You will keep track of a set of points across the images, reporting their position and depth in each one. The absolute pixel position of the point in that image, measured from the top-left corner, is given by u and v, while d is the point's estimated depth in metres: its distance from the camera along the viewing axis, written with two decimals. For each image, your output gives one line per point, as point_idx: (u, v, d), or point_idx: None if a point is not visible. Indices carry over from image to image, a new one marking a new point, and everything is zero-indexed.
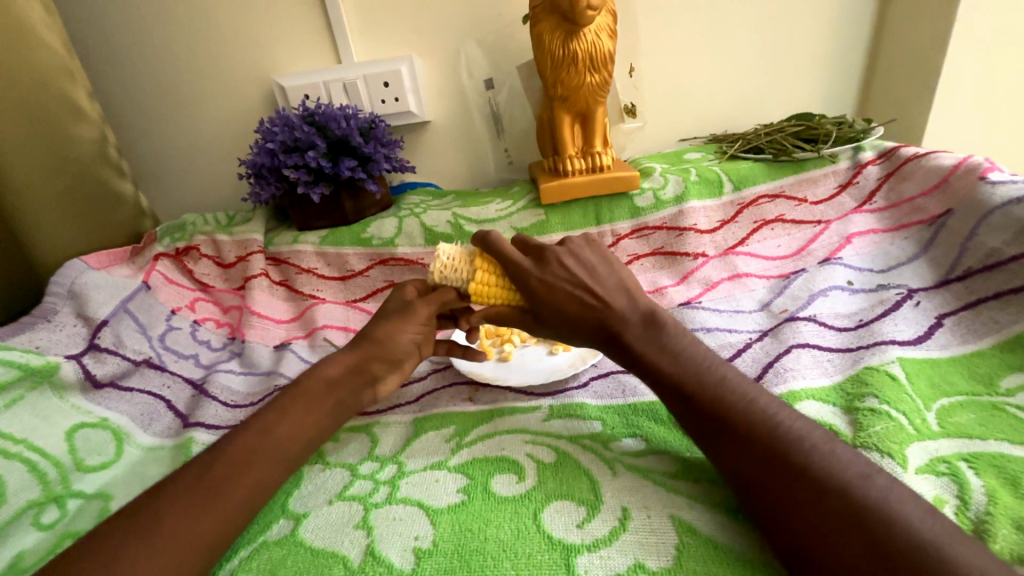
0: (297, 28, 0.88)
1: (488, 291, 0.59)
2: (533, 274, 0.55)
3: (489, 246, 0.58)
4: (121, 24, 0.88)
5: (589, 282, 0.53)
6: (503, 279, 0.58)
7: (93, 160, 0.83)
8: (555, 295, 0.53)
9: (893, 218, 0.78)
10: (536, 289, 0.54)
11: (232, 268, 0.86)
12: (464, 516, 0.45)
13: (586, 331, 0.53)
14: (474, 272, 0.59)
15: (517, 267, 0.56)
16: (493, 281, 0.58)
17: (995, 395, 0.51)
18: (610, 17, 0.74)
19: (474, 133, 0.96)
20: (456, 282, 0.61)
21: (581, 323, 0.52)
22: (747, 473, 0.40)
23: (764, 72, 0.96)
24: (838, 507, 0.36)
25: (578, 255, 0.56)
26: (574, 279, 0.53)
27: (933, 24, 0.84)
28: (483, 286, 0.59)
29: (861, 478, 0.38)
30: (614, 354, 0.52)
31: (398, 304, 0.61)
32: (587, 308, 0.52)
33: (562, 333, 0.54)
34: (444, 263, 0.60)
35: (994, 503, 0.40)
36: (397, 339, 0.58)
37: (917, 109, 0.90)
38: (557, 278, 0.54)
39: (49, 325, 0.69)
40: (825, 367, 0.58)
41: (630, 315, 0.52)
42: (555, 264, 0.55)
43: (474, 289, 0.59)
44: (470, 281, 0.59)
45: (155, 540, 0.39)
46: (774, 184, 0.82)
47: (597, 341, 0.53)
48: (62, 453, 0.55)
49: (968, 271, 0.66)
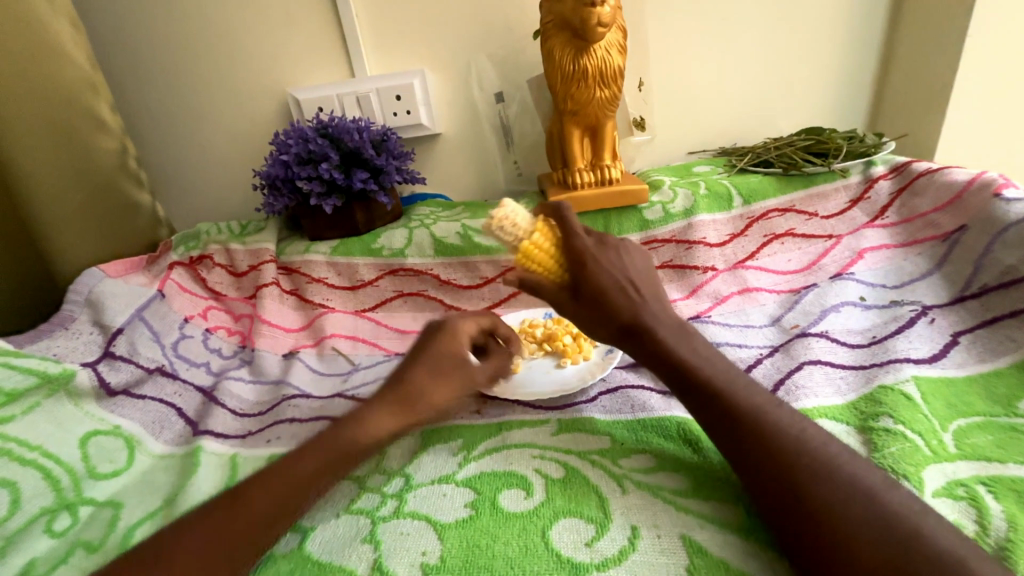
0: (312, 43, 0.90)
1: (537, 256, 0.58)
2: (588, 256, 0.55)
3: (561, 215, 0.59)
4: (143, 39, 0.91)
5: (636, 277, 0.55)
6: (556, 256, 0.58)
7: (114, 171, 0.87)
8: (601, 282, 0.54)
9: (905, 234, 0.77)
10: (584, 274, 0.55)
11: (244, 277, 0.87)
12: (472, 532, 0.45)
13: (618, 321, 0.54)
14: (531, 233, 0.58)
15: (575, 247, 0.56)
16: (547, 249, 0.58)
17: (1014, 416, 0.50)
18: (620, 33, 0.75)
19: (484, 145, 0.97)
20: (510, 238, 0.58)
21: (614, 315, 0.54)
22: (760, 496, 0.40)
23: (773, 85, 0.96)
24: (850, 532, 0.36)
25: (632, 255, 0.57)
26: (618, 275, 0.55)
27: (945, 39, 0.84)
28: (536, 252, 0.58)
29: (877, 500, 0.37)
30: (632, 351, 0.54)
31: (448, 355, 0.55)
32: (626, 301, 0.54)
33: (591, 322, 0.56)
34: (504, 215, 0.58)
35: (1015, 530, 0.39)
36: (432, 400, 0.52)
37: (928, 125, 0.90)
38: (606, 267, 0.55)
39: (66, 333, 0.71)
40: (839, 385, 0.57)
41: (663, 317, 0.53)
42: (608, 259, 0.56)
43: (525, 249, 0.58)
44: (524, 242, 0.58)
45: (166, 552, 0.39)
46: (783, 199, 0.82)
47: (621, 334, 0.54)
48: (75, 460, 0.56)
49: (984, 288, 0.65)
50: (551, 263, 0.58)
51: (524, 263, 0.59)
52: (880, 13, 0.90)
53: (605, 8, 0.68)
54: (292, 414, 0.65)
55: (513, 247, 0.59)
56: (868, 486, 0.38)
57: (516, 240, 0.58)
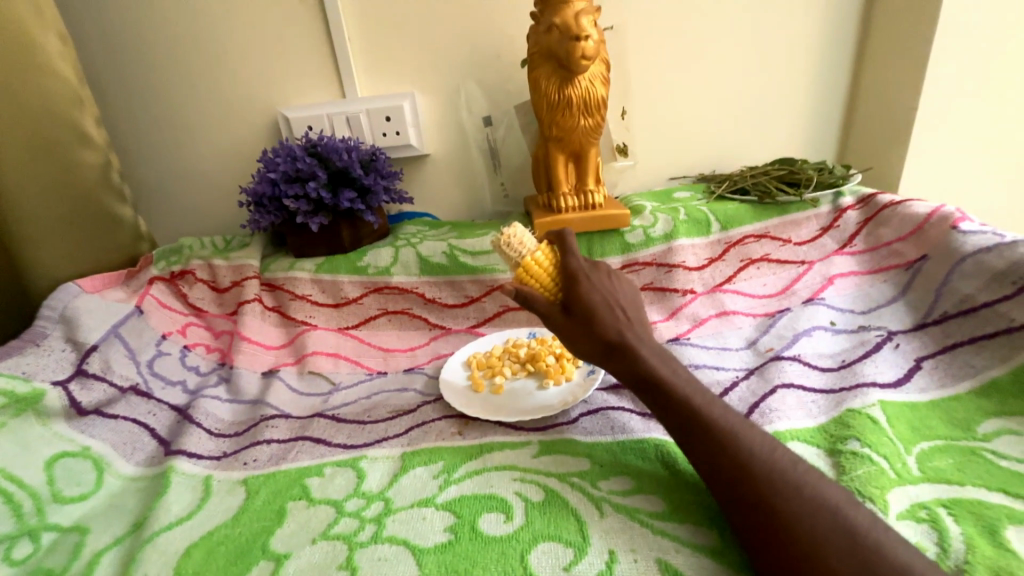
0: (304, 64, 0.92)
1: (535, 272, 0.61)
2: (582, 277, 0.59)
3: (562, 241, 0.63)
4: (134, 54, 0.91)
5: (623, 301, 0.59)
6: (553, 275, 0.62)
7: (96, 184, 0.85)
8: (590, 299, 0.57)
9: (872, 261, 0.81)
10: (577, 292, 0.58)
11: (226, 293, 0.86)
12: (451, 557, 0.45)
13: (604, 336, 0.55)
14: (534, 251, 0.62)
15: (571, 267, 0.60)
16: (546, 267, 0.62)
17: (973, 440, 0.53)
18: (603, 65, 0.78)
19: (472, 166, 1.00)
20: (512, 254, 0.62)
21: (600, 329, 0.56)
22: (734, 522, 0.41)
23: (749, 117, 1.01)
24: (815, 555, 0.37)
25: (621, 283, 0.61)
26: (608, 297, 0.58)
27: (905, 81, 0.90)
28: (535, 268, 0.61)
29: (842, 523, 0.38)
30: (615, 369, 0.55)
31: None
32: (613, 318, 0.56)
33: (575, 336, 0.57)
34: (512, 233, 0.63)
35: (972, 552, 0.41)
36: None
37: (891, 159, 0.95)
38: (598, 288, 0.58)
39: (37, 349, 0.68)
40: (810, 408, 0.59)
41: (647, 339, 0.55)
42: (598, 281, 0.59)
43: (525, 264, 0.61)
44: (524, 257, 0.62)
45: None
46: (759, 225, 0.85)
47: (605, 350, 0.55)
48: (39, 483, 0.54)
49: (944, 315, 0.68)
50: (547, 280, 0.62)
51: (522, 277, 0.62)
52: (846, 54, 0.97)
53: (589, 42, 0.72)
54: (271, 435, 0.64)
55: (515, 263, 0.63)
56: (832, 508, 0.39)
57: (518, 256, 0.62)
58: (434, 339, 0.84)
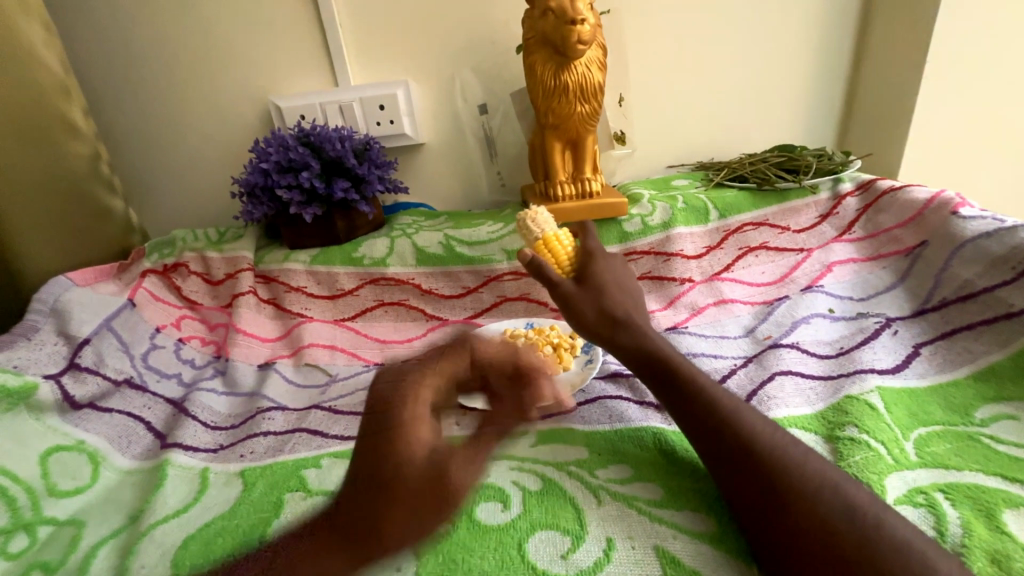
0: (295, 51, 0.90)
1: (553, 249, 0.65)
2: (598, 260, 0.64)
3: (583, 233, 0.69)
4: (121, 43, 0.89)
5: (632, 290, 0.63)
6: (568, 256, 0.65)
7: (86, 175, 0.85)
8: (603, 281, 0.61)
9: (871, 248, 0.81)
10: (592, 271, 0.62)
11: (220, 286, 0.85)
12: (447, 546, 0.44)
13: (613, 312, 0.58)
14: (556, 232, 0.67)
15: (589, 251, 0.65)
16: (564, 249, 0.65)
17: (971, 425, 0.53)
18: (600, 50, 0.77)
19: (467, 156, 0.98)
20: (534, 228, 0.67)
21: (610, 307, 0.58)
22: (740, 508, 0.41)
23: (747, 104, 1.00)
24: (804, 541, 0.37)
25: (629, 275, 0.65)
26: (620, 282, 0.62)
27: (905, 65, 0.89)
28: (555, 244, 0.65)
29: (840, 505, 0.38)
30: (615, 342, 0.57)
31: None
32: (622, 300, 0.60)
33: (583, 312, 0.59)
34: (538, 214, 0.69)
35: (969, 536, 0.41)
36: None
37: (891, 145, 0.94)
38: (610, 272, 0.63)
39: (28, 343, 0.67)
40: (808, 395, 0.58)
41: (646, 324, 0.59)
42: (610, 268, 0.63)
43: (546, 238, 0.66)
44: (547, 233, 0.66)
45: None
46: (757, 213, 0.84)
47: (612, 326, 0.57)
48: (34, 477, 0.54)
49: (943, 301, 0.68)
50: (563, 258, 0.64)
51: (542, 251, 0.65)
52: (846, 38, 0.95)
53: (585, 26, 0.70)
54: (268, 427, 0.64)
55: (535, 238, 0.67)
56: (826, 490, 0.39)
57: (539, 231, 0.67)
58: (430, 331, 0.83)
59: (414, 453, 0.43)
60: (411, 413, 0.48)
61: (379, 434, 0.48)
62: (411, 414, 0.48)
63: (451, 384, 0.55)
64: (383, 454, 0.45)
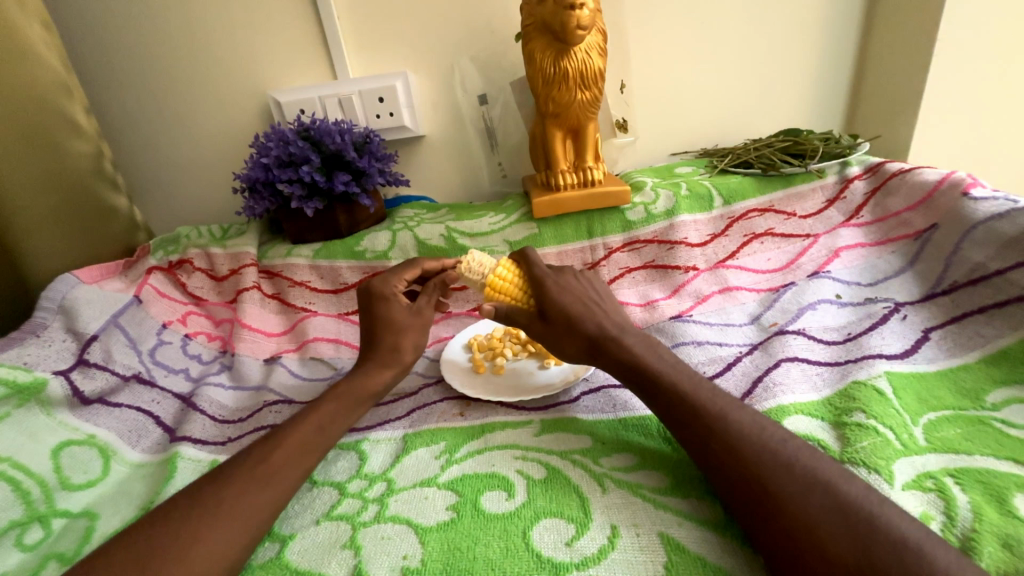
0: (293, 44, 0.89)
1: (504, 286, 0.64)
2: (550, 281, 0.61)
3: (523, 257, 0.66)
4: (120, 41, 0.89)
5: (594, 297, 0.61)
6: (520, 282, 0.65)
7: (89, 175, 0.85)
8: (563, 299, 0.59)
9: (879, 232, 0.79)
10: (549, 298, 0.60)
11: (224, 281, 0.86)
12: (453, 534, 0.45)
13: (584, 335, 0.57)
14: (497, 268, 0.65)
15: (537, 275, 0.62)
16: (511, 281, 0.64)
17: (982, 409, 0.52)
18: (600, 36, 0.76)
19: (468, 147, 0.98)
20: (477, 276, 0.65)
21: (580, 328, 0.57)
22: (750, 500, 0.40)
23: (752, 88, 0.98)
24: (808, 532, 0.37)
25: (590, 280, 0.64)
26: (579, 293, 0.61)
27: (915, 43, 0.86)
28: (501, 282, 0.64)
29: (832, 494, 0.38)
30: (603, 363, 0.56)
31: None
32: (590, 314, 0.58)
33: (559, 338, 0.59)
34: (470, 259, 0.65)
35: (980, 520, 0.40)
36: None
37: (900, 126, 0.92)
38: (567, 289, 0.61)
39: (37, 340, 0.68)
40: (814, 381, 0.58)
41: (627, 330, 0.58)
42: (568, 280, 0.62)
43: (491, 283, 0.64)
44: (489, 275, 0.65)
45: (174, 563, 0.39)
46: (763, 199, 0.83)
47: (588, 350, 0.57)
48: (46, 471, 0.55)
49: (954, 285, 0.67)
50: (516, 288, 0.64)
51: (492, 295, 0.65)
52: (854, 16, 0.92)
53: (584, 11, 0.69)
54: (274, 420, 0.64)
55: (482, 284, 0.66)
56: (822, 482, 0.39)
57: (483, 275, 0.65)
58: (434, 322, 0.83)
59: (402, 314, 0.63)
60: (392, 293, 0.64)
61: (365, 313, 0.64)
62: (391, 292, 0.64)
63: (411, 270, 0.68)
64: (373, 319, 0.62)
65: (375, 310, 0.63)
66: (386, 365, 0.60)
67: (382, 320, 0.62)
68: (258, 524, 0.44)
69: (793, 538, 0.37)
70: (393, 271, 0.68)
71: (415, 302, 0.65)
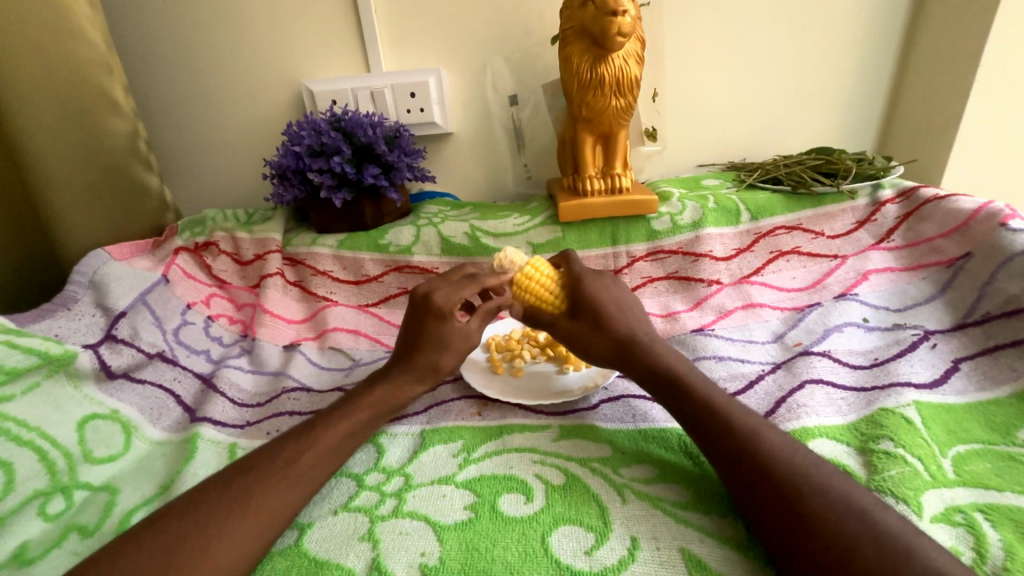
0: (329, 36, 0.90)
1: (533, 285, 0.63)
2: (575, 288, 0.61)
3: (564, 258, 0.66)
4: (162, 24, 0.90)
5: (620, 307, 0.61)
6: (551, 284, 0.63)
7: (124, 154, 0.85)
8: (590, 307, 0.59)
9: (910, 258, 0.78)
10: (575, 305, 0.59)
11: (248, 266, 0.87)
12: (471, 535, 0.45)
13: (608, 345, 0.57)
14: (526, 266, 0.64)
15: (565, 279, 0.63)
16: (540, 281, 0.63)
17: (1012, 444, 0.51)
18: (638, 43, 0.75)
19: (495, 146, 0.98)
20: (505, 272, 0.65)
21: (605, 337, 0.57)
22: (776, 525, 0.40)
23: (784, 104, 0.97)
24: (836, 561, 0.36)
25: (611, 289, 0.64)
26: (606, 301, 0.61)
27: (956, 68, 0.85)
28: (528, 279, 0.63)
29: (862, 524, 0.38)
30: (629, 369, 0.56)
31: None
32: (616, 324, 0.58)
33: (584, 346, 0.58)
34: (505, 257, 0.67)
35: (1012, 559, 0.39)
36: None
37: (935, 151, 0.90)
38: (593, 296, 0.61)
39: (68, 313, 0.70)
40: (839, 406, 0.57)
41: (653, 342, 0.57)
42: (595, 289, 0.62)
43: (518, 279, 0.64)
44: (518, 272, 0.64)
45: (200, 547, 0.40)
46: (792, 217, 0.82)
47: (610, 358, 0.57)
48: (71, 443, 0.55)
49: (986, 316, 0.66)
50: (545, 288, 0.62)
51: (519, 291, 0.64)
52: (893, 36, 0.91)
53: (626, 18, 0.68)
54: (293, 407, 0.65)
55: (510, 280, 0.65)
56: (852, 512, 0.39)
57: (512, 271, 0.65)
58: None
59: (456, 336, 0.59)
60: (450, 313, 0.60)
61: (413, 317, 0.60)
62: (448, 312, 0.59)
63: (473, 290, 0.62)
64: (419, 330, 0.59)
65: (427, 325, 0.59)
66: (423, 378, 0.58)
67: (426, 337, 0.59)
68: (281, 510, 0.44)
69: (818, 563, 0.37)
70: (456, 287, 0.61)
71: (469, 325, 0.61)
